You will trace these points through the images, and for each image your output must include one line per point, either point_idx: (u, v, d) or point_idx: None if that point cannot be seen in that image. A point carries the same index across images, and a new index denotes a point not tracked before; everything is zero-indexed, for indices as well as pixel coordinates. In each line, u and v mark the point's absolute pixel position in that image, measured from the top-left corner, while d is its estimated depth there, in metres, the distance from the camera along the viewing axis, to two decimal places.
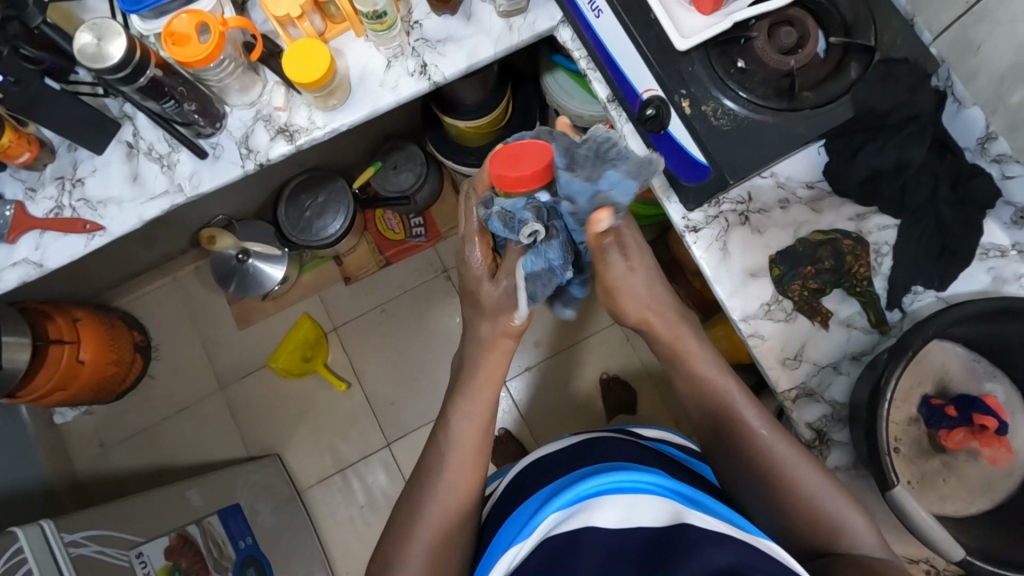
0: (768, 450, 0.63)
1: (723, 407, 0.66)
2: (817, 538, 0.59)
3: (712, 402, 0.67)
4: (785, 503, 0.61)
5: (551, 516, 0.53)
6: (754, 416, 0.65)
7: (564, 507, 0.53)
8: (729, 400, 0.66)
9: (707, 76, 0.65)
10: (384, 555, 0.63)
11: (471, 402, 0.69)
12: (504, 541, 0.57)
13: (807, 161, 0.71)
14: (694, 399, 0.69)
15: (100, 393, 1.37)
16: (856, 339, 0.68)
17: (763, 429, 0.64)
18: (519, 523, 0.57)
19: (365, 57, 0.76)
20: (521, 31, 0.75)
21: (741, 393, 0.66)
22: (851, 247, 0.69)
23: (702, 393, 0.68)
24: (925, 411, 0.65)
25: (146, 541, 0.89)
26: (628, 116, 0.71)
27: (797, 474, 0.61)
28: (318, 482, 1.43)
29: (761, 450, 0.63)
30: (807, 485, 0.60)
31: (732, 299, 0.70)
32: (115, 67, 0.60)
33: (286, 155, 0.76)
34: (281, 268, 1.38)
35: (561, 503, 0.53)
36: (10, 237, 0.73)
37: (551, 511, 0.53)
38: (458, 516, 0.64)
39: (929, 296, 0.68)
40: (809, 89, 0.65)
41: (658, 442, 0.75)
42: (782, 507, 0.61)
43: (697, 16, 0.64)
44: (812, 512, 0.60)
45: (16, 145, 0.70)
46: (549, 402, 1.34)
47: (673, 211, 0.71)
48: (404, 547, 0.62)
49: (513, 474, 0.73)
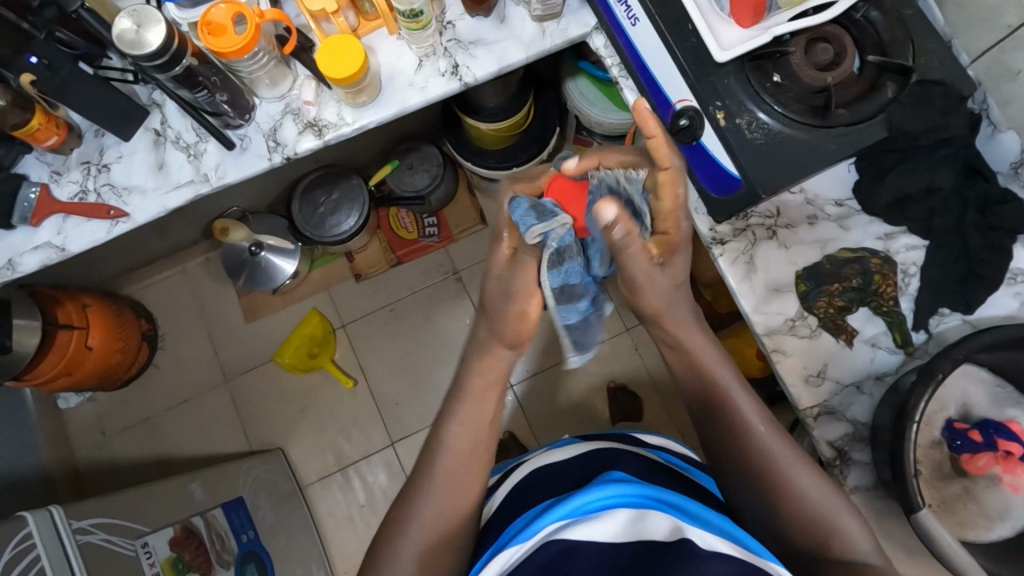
0: (768, 454, 0.60)
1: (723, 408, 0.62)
2: (809, 546, 0.57)
3: (705, 408, 0.64)
4: (774, 512, 0.59)
5: (551, 525, 0.50)
6: (754, 418, 0.62)
7: (567, 518, 0.50)
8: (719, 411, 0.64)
9: (742, 89, 0.65)
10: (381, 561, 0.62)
11: None
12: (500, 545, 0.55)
13: (837, 177, 0.72)
14: (693, 402, 0.65)
15: (106, 380, 1.36)
16: (881, 360, 0.68)
17: (761, 431, 0.61)
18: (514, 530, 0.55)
19: (396, 56, 0.76)
20: (553, 37, 0.75)
21: (743, 392, 0.63)
22: (879, 266, 0.69)
23: (701, 392, 0.64)
24: (947, 434, 0.65)
25: (151, 531, 0.89)
26: (660, 125, 0.72)
27: (795, 481, 0.59)
28: (319, 479, 1.42)
29: (761, 452, 0.60)
30: (802, 493, 0.58)
31: (756, 313, 0.70)
32: (152, 55, 0.60)
33: (314, 150, 0.76)
34: (293, 263, 1.38)
35: (561, 513, 0.50)
36: (33, 220, 0.73)
37: (552, 519, 0.50)
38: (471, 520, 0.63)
39: (955, 319, 0.67)
40: (844, 107, 0.64)
41: (659, 451, 0.75)
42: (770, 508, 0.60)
43: (736, 29, 0.64)
44: (807, 520, 0.58)
45: (45, 128, 0.69)
46: (555, 409, 1.33)
47: (700, 223, 0.71)
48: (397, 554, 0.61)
49: (520, 471, 0.70)
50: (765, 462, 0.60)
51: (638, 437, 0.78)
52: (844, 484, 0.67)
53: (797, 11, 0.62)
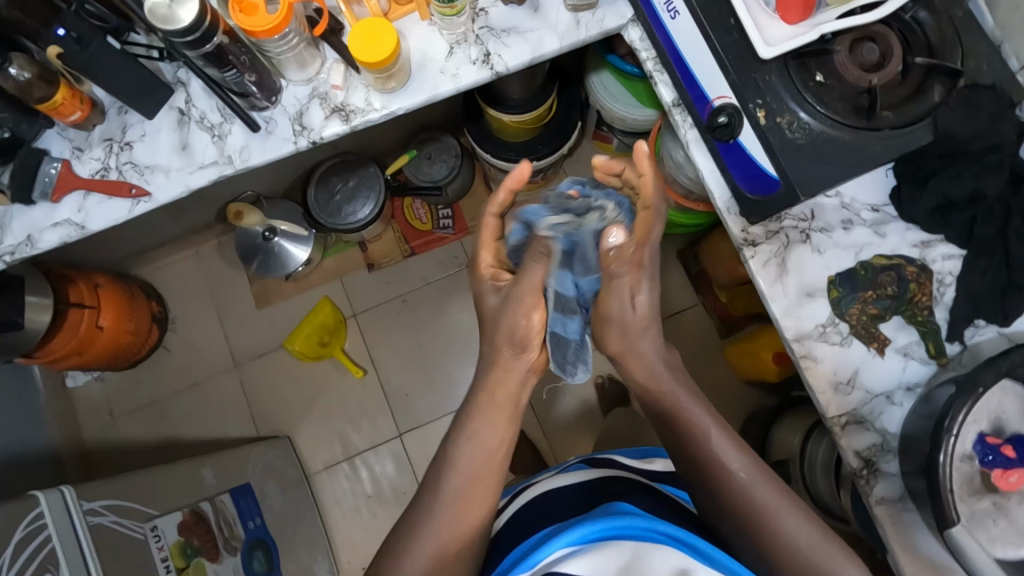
0: (749, 496, 0.59)
1: (700, 449, 0.62)
2: None
3: (683, 441, 0.64)
4: (767, 549, 0.58)
5: (557, 551, 0.52)
6: (733, 458, 0.61)
7: (572, 544, 0.52)
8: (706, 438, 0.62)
9: (785, 87, 0.63)
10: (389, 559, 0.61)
11: None
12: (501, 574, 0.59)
13: (872, 183, 0.70)
14: (675, 442, 0.65)
15: (116, 360, 1.35)
16: (913, 370, 0.66)
17: (742, 473, 0.60)
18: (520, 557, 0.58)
19: (428, 41, 0.74)
20: (588, 27, 0.73)
21: (721, 433, 0.62)
22: (915, 274, 0.67)
23: (681, 431, 0.64)
24: (979, 448, 0.63)
25: (160, 514, 0.88)
26: (695, 123, 0.70)
27: (780, 523, 0.58)
28: (325, 468, 1.42)
29: (742, 495, 0.60)
30: (795, 530, 0.57)
31: (787, 318, 0.68)
32: (184, 31, 0.58)
33: (339, 135, 0.74)
34: (306, 250, 1.37)
35: (568, 539, 0.53)
36: (54, 196, 0.71)
37: (557, 546, 0.52)
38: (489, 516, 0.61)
39: (990, 331, 0.66)
40: (889, 109, 0.63)
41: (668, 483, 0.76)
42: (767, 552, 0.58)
43: (781, 25, 0.62)
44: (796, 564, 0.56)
45: (69, 103, 0.68)
46: (566, 407, 1.32)
47: (731, 223, 0.69)
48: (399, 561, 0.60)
49: (524, 496, 0.73)
50: (746, 506, 0.59)
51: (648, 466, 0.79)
52: (871, 494, 0.66)
53: (845, 9, 0.61)
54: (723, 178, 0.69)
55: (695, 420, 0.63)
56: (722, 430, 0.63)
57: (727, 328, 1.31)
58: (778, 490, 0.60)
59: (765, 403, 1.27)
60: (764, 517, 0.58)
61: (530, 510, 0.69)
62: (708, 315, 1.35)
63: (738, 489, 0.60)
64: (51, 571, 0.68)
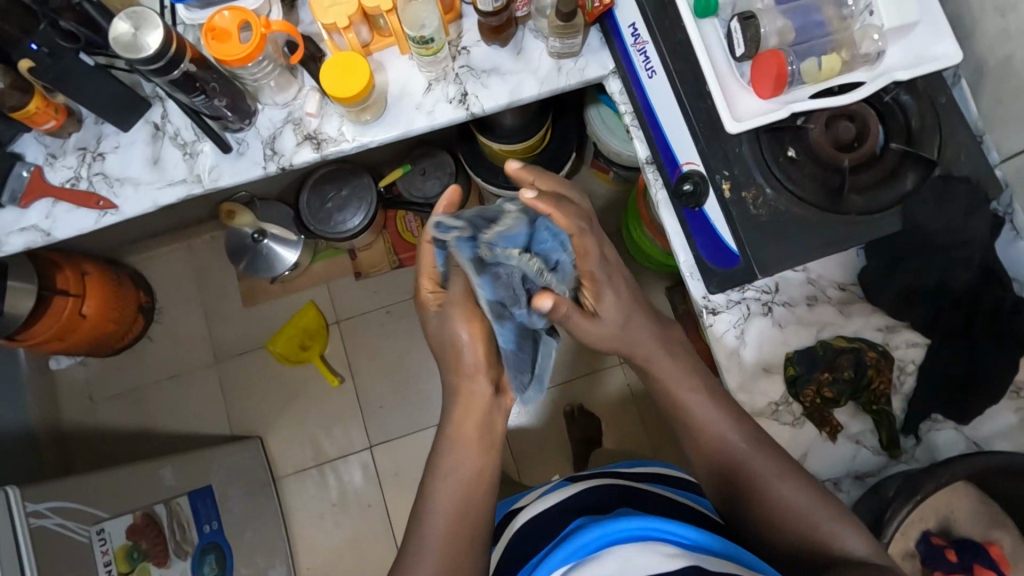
0: (747, 463, 0.60)
1: (692, 417, 0.64)
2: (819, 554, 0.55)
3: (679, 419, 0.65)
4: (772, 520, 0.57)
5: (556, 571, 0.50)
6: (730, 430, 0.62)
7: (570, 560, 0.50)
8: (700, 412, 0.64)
9: (754, 160, 0.62)
10: None
11: None
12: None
13: (844, 261, 0.68)
14: (666, 419, 0.66)
15: (98, 346, 1.37)
16: (863, 458, 0.65)
17: (737, 438, 0.62)
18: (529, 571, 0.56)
19: (406, 76, 0.74)
20: (568, 75, 0.73)
21: (716, 406, 0.63)
22: (874, 360, 0.65)
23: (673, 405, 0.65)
24: (923, 549, 0.61)
25: (110, 517, 0.89)
26: (665, 184, 0.68)
27: (785, 490, 0.58)
28: (294, 472, 1.42)
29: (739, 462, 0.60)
30: (795, 498, 0.57)
31: (740, 391, 0.67)
32: (149, 60, 0.58)
33: (311, 162, 0.74)
34: (295, 253, 1.38)
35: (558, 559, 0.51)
36: (23, 201, 0.72)
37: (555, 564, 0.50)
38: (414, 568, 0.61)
39: (949, 427, 0.65)
40: (859, 193, 0.61)
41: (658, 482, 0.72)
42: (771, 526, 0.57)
43: (753, 99, 0.60)
44: (801, 529, 0.57)
45: (43, 112, 0.69)
46: (537, 435, 1.31)
47: (693, 289, 0.67)
48: None
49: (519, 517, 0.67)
50: (743, 472, 0.60)
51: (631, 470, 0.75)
52: None
53: (820, 88, 0.59)
54: (688, 244, 0.67)
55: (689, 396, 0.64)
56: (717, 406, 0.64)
57: None
58: (776, 458, 0.61)
59: None
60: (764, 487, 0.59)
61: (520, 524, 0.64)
62: (690, 355, 1.33)
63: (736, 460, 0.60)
64: None
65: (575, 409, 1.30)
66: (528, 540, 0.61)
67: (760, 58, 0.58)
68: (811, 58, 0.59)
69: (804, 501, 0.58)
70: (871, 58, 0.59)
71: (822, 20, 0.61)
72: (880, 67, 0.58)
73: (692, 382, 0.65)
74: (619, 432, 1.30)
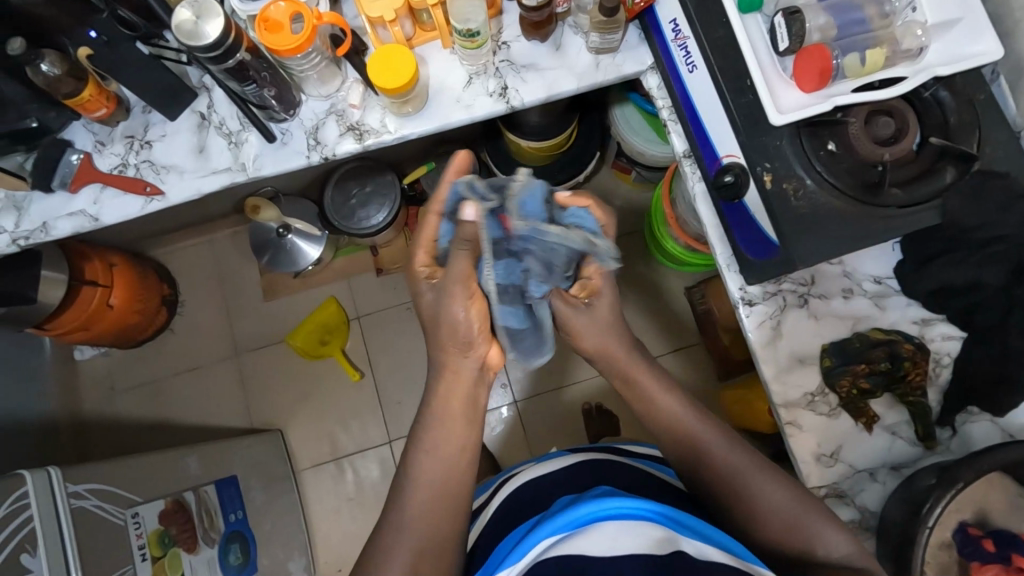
0: (726, 464, 0.64)
1: (672, 422, 0.68)
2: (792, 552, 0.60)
3: (660, 426, 0.69)
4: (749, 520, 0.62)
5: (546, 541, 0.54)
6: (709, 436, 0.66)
7: (558, 533, 0.54)
8: (683, 418, 0.68)
9: (795, 154, 0.63)
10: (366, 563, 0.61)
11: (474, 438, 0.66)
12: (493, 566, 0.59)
13: (879, 255, 0.69)
14: (650, 425, 0.70)
15: (121, 338, 1.37)
16: (900, 449, 0.66)
17: (717, 440, 0.65)
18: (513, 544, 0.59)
19: (446, 70, 0.75)
20: (607, 70, 0.74)
21: (696, 415, 0.68)
22: (912, 352, 0.66)
23: (654, 414, 0.69)
24: (959, 538, 0.61)
25: (143, 501, 0.89)
26: (703, 176, 0.71)
27: (763, 492, 0.61)
28: (312, 466, 1.43)
29: (719, 462, 0.64)
30: (772, 502, 0.61)
31: (776, 382, 0.68)
32: (208, 48, 0.60)
33: (352, 153, 0.76)
34: (318, 249, 1.39)
35: (555, 527, 0.54)
36: (73, 186, 0.74)
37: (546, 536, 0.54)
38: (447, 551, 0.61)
39: (984, 419, 0.65)
40: (898, 186, 0.62)
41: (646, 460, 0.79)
42: (750, 527, 0.62)
43: (796, 93, 0.62)
44: (781, 526, 0.60)
45: (96, 100, 0.70)
46: (554, 433, 1.32)
47: (730, 281, 0.69)
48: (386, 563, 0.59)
49: (512, 485, 0.75)
50: (723, 473, 0.64)
51: (624, 448, 0.83)
52: None
53: (862, 83, 0.61)
54: (726, 236, 0.69)
55: (670, 405, 0.68)
56: (695, 413, 0.68)
57: (725, 372, 1.29)
58: (756, 458, 0.64)
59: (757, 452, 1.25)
60: (743, 490, 0.62)
61: (512, 505, 0.71)
62: (708, 356, 1.33)
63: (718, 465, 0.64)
64: (27, 553, 0.69)
65: (592, 407, 1.30)
66: (518, 516, 0.69)
67: (803, 53, 0.60)
68: (854, 53, 0.61)
69: (783, 500, 0.61)
70: (913, 53, 0.61)
71: (863, 18, 0.63)
72: (923, 62, 0.60)
73: (671, 391, 0.69)
74: (635, 431, 1.31)
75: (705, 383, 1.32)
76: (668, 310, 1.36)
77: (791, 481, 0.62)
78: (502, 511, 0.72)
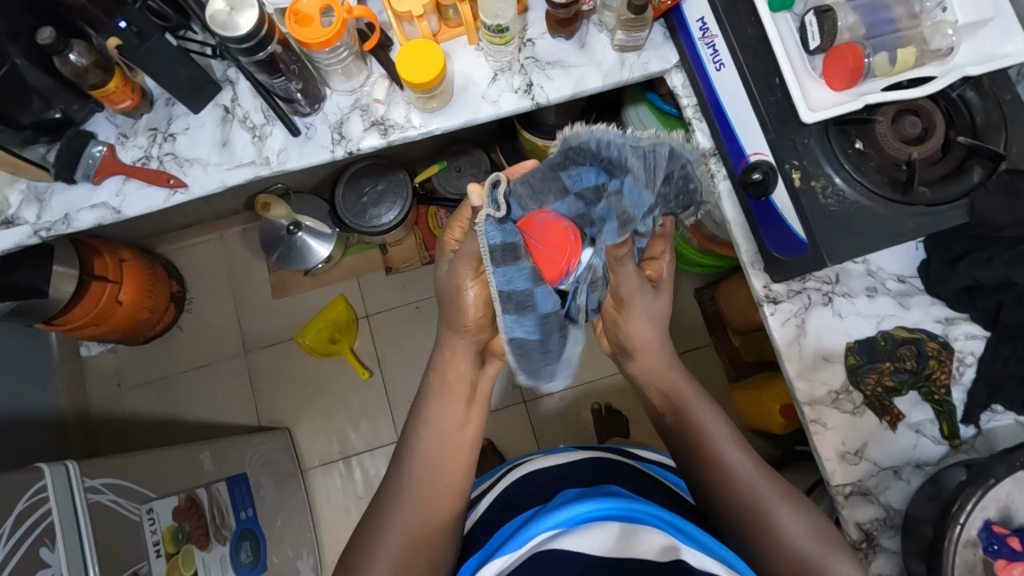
0: (752, 488, 0.64)
1: (703, 440, 0.67)
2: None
3: (688, 438, 0.68)
4: (765, 545, 0.61)
5: (544, 533, 0.55)
6: (738, 455, 0.66)
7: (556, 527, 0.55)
8: (711, 432, 0.67)
9: (823, 152, 0.63)
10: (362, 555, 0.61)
11: None
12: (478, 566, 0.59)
13: (903, 254, 0.70)
14: (674, 445, 0.70)
15: (131, 334, 1.36)
16: (925, 447, 0.66)
17: (742, 462, 0.65)
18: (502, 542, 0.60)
19: (472, 66, 0.75)
20: (632, 69, 0.74)
21: (726, 432, 0.68)
22: (936, 350, 0.67)
23: (684, 425, 0.69)
24: (984, 536, 0.59)
25: (157, 497, 0.85)
26: (728, 174, 0.71)
27: (783, 516, 0.62)
28: (321, 464, 1.42)
29: (744, 485, 0.64)
30: (790, 527, 0.61)
31: (800, 380, 0.68)
32: (240, 38, 0.61)
33: (376, 148, 0.76)
34: (328, 246, 1.37)
35: (552, 522, 0.55)
36: (95, 178, 0.73)
37: (544, 528, 0.55)
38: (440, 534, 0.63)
39: (1008, 418, 0.66)
40: (926, 185, 0.63)
41: (653, 465, 0.78)
42: (764, 552, 0.61)
43: (826, 91, 0.63)
44: (796, 556, 0.60)
45: (121, 91, 0.70)
46: (565, 434, 1.31)
47: (755, 279, 0.70)
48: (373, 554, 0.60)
49: (512, 475, 0.75)
50: (746, 494, 0.63)
51: (632, 450, 0.82)
52: (868, 569, 0.66)
53: (891, 82, 0.62)
54: (751, 234, 0.70)
55: (702, 417, 0.68)
56: (727, 430, 0.68)
57: (736, 373, 1.29)
58: (781, 486, 0.65)
59: (770, 453, 1.25)
60: (764, 513, 0.62)
61: (508, 496, 0.70)
62: (719, 357, 1.33)
63: (744, 487, 0.64)
64: (46, 546, 0.67)
65: (603, 407, 1.31)
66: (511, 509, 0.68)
67: (835, 51, 0.61)
68: (884, 53, 0.62)
69: (802, 529, 0.62)
70: (942, 53, 0.62)
71: (891, 17, 0.63)
72: (953, 61, 0.61)
73: (706, 410, 0.69)
74: (646, 431, 1.31)
75: (716, 384, 1.32)
76: (679, 310, 1.36)
77: (812, 509, 0.63)
78: (498, 504, 0.71)
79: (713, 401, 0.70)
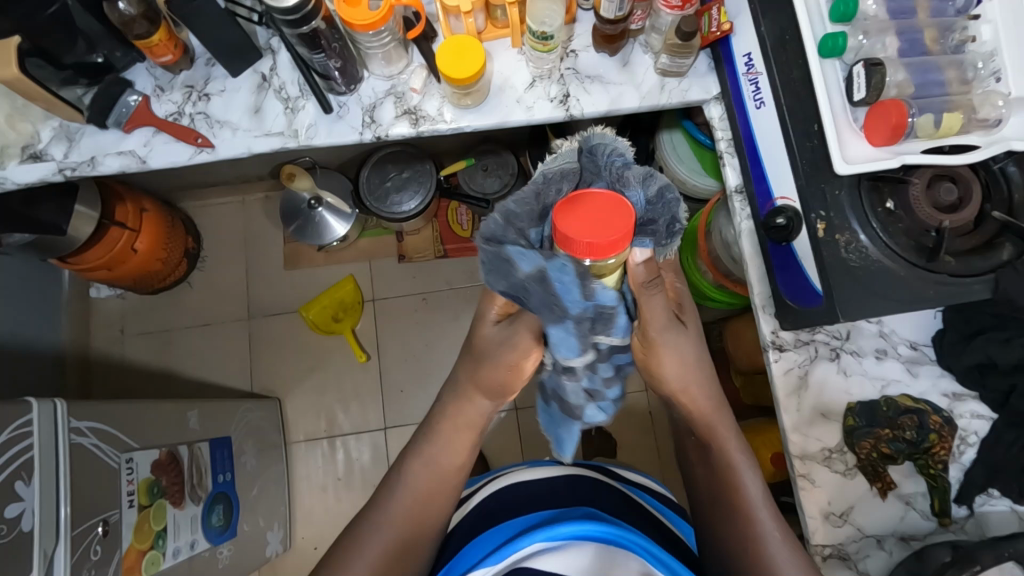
0: (771, 552, 0.62)
1: (733, 492, 0.65)
2: None
3: (722, 495, 0.66)
4: None
5: (534, 543, 0.59)
6: (766, 518, 0.64)
7: (547, 539, 0.59)
8: (748, 491, 0.65)
9: (852, 206, 0.62)
10: (342, 556, 0.64)
11: (453, 444, 0.69)
12: (469, 561, 0.64)
13: (919, 322, 0.69)
14: (708, 493, 0.68)
15: (139, 284, 1.37)
16: (912, 521, 0.65)
17: (773, 531, 0.63)
18: (493, 544, 0.64)
19: (512, 69, 0.74)
20: (671, 94, 0.74)
21: (761, 494, 0.65)
22: (938, 425, 0.65)
23: (721, 483, 0.66)
24: None
25: (139, 448, 0.84)
26: (752, 214, 0.71)
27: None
28: (305, 439, 1.42)
29: (765, 549, 0.62)
30: None
31: (794, 433, 0.66)
32: (287, 10, 0.62)
33: (405, 137, 0.75)
34: (345, 226, 1.36)
35: (543, 536, 0.59)
36: (126, 126, 0.74)
37: (535, 539, 0.59)
38: (409, 529, 0.66)
39: (1003, 505, 0.65)
40: (953, 255, 0.61)
41: (635, 488, 0.80)
42: None
43: (863, 145, 0.62)
44: None
45: (164, 45, 0.71)
46: (550, 448, 1.30)
47: (764, 322, 0.69)
48: (354, 553, 0.64)
49: (494, 483, 0.75)
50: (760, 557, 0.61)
51: (617, 471, 0.83)
52: None
53: (932, 145, 0.61)
54: (766, 277, 0.69)
55: (741, 480, 0.65)
56: (764, 498, 0.65)
57: (733, 414, 1.27)
58: (803, 559, 0.62)
59: None
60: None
61: (490, 500, 0.72)
62: None
63: (758, 550, 0.62)
64: (22, 480, 0.65)
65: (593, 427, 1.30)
66: (492, 518, 0.70)
67: (879, 107, 0.60)
68: (929, 114, 0.61)
69: None
70: (988, 123, 0.61)
71: (943, 80, 0.62)
72: (998, 133, 0.60)
73: (752, 476, 0.66)
74: (632, 458, 1.29)
75: None
76: None
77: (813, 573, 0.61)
78: (483, 508, 0.72)
79: (756, 461, 0.68)
